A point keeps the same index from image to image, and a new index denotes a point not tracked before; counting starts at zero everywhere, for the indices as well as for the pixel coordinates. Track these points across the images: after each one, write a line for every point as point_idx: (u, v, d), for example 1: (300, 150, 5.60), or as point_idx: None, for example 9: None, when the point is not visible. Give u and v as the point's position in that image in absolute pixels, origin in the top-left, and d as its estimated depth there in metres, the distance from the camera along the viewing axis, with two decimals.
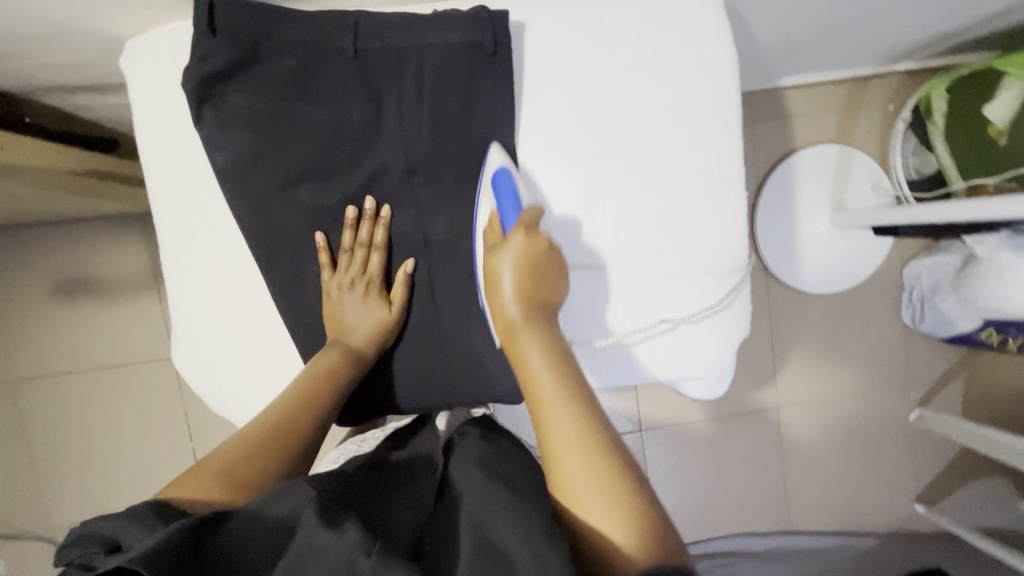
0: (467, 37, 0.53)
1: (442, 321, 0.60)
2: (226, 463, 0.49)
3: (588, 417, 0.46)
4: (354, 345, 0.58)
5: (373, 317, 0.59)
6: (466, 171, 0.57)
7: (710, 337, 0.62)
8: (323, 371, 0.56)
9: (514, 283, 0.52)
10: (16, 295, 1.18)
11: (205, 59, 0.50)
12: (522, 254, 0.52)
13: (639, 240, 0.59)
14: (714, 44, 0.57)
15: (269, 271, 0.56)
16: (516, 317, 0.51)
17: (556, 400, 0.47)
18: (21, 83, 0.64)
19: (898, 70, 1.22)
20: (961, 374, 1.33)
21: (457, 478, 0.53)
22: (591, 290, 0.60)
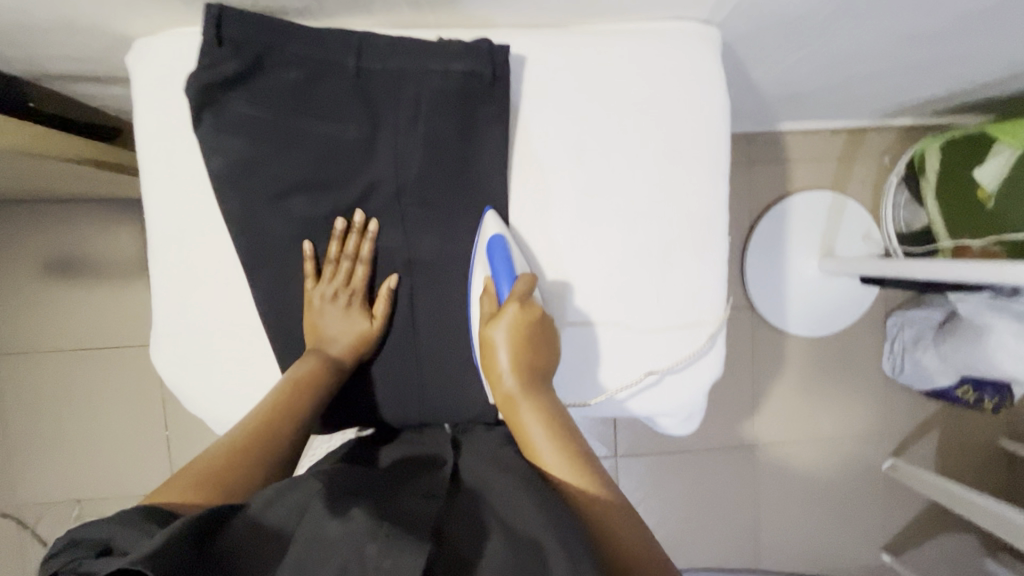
0: (467, 67, 0.54)
1: (420, 337, 0.61)
2: (206, 470, 0.48)
3: (582, 464, 0.50)
4: (333, 351, 0.59)
5: (355, 329, 0.60)
6: (457, 196, 0.58)
7: (698, 384, 0.64)
8: (300, 379, 0.56)
9: (511, 353, 0.54)
10: (5, 269, 1.17)
11: (210, 66, 0.51)
12: (517, 326, 0.55)
13: (622, 275, 0.60)
14: (706, 94, 0.59)
15: (255, 277, 0.57)
16: (514, 388, 0.54)
17: (552, 455, 0.51)
18: (28, 69, 0.65)
19: (895, 124, 1.25)
20: (938, 427, 1.34)
21: (472, 471, 0.52)
22: (582, 349, 0.61)
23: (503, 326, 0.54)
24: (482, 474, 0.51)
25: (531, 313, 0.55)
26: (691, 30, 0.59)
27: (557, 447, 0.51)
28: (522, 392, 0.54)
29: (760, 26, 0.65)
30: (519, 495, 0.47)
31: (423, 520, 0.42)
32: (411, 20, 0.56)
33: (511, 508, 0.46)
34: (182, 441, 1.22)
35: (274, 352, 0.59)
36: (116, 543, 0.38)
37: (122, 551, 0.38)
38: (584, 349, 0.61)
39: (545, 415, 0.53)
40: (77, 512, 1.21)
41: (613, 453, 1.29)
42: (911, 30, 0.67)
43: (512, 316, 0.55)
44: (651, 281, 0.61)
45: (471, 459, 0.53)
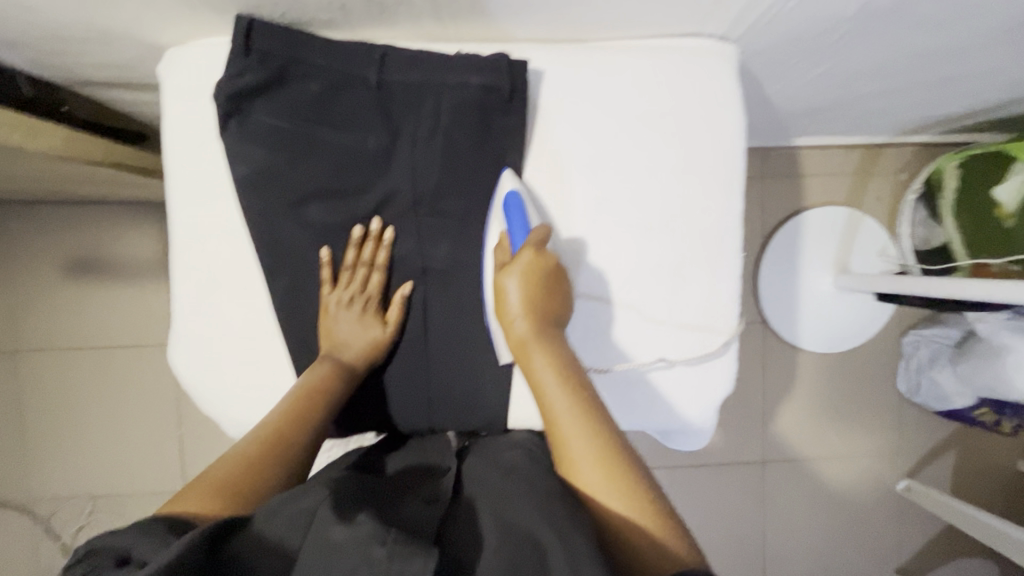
0: (486, 80, 0.55)
1: (432, 344, 0.62)
2: (223, 479, 0.48)
3: (589, 406, 0.52)
4: (345, 357, 0.60)
5: (369, 334, 0.60)
6: (473, 206, 0.59)
7: (718, 371, 0.63)
8: (313, 385, 0.57)
9: (524, 300, 0.55)
10: (30, 268, 1.20)
11: (236, 76, 0.52)
12: (531, 274, 0.55)
13: (634, 286, 0.61)
14: (722, 109, 0.59)
15: (273, 282, 0.58)
16: (525, 332, 0.55)
17: (560, 397, 0.52)
18: (63, 75, 0.67)
19: (913, 141, 1.24)
20: (954, 449, 1.31)
21: (475, 475, 0.53)
22: (604, 316, 0.61)
23: (516, 274, 0.55)
24: (486, 478, 0.51)
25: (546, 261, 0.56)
26: (708, 46, 0.59)
27: (566, 390, 0.52)
28: (533, 336, 0.55)
29: (776, 43, 0.65)
30: (520, 500, 0.47)
31: (427, 531, 0.42)
32: (432, 33, 0.57)
33: (512, 512, 0.45)
34: (194, 441, 1.23)
35: (289, 356, 0.60)
36: (134, 553, 0.39)
37: (140, 560, 0.39)
38: (605, 317, 0.61)
39: (556, 360, 0.54)
40: (90, 508, 1.23)
41: None
42: (930, 47, 0.67)
43: (526, 264, 0.55)
44: (664, 291, 0.61)
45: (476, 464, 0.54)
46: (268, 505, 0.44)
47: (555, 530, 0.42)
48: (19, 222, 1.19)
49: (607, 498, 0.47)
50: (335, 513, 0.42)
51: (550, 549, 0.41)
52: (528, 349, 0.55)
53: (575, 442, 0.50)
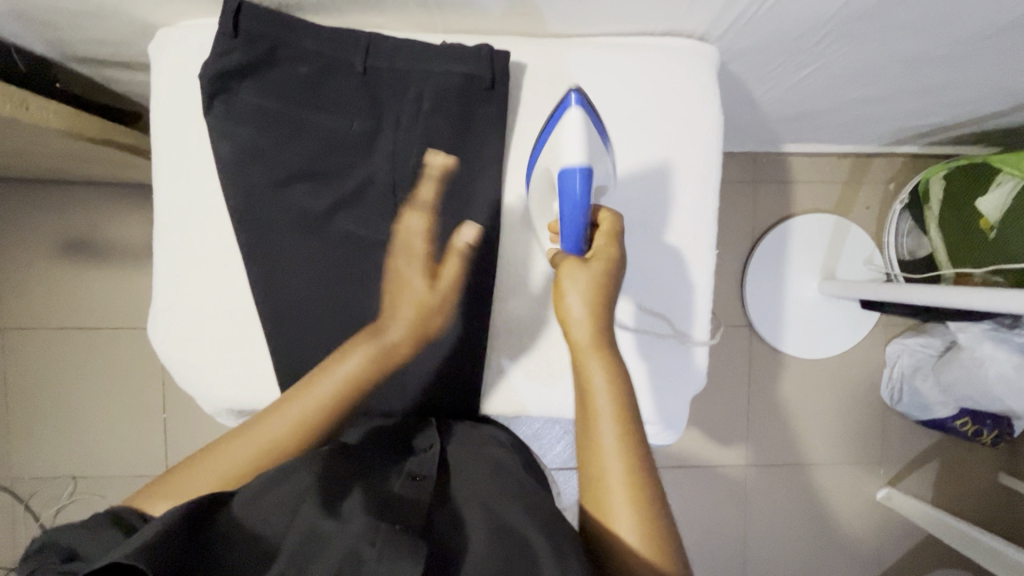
0: (468, 69, 0.56)
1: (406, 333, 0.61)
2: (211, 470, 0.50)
3: (635, 444, 0.49)
4: (388, 341, 0.59)
5: (418, 299, 0.60)
6: (451, 193, 0.59)
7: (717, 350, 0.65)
8: (354, 372, 0.57)
9: (589, 313, 0.52)
10: (24, 247, 1.21)
11: (223, 56, 0.53)
12: (596, 285, 0.52)
13: None
14: (701, 106, 0.60)
15: (250, 262, 0.58)
16: (584, 339, 0.52)
17: (609, 426, 0.49)
18: (57, 52, 0.68)
19: (901, 151, 1.25)
20: (934, 459, 1.32)
21: (460, 469, 0.54)
22: (667, 286, 0.62)
23: (579, 285, 0.52)
24: (472, 471, 0.53)
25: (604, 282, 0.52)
26: (689, 46, 0.60)
27: (617, 419, 0.49)
28: (591, 348, 0.51)
29: (758, 45, 0.66)
30: (509, 501, 0.49)
31: (412, 520, 0.44)
32: (418, 21, 0.58)
33: (503, 508, 0.48)
34: (178, 424, 1.24)
35: (263, 335, 0.60)
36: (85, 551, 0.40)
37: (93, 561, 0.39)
38: (666, 288, 0.62)
39: (612, 378, 0.50)
40: (71, 489, 1.23)
41: None
42: (912, 53, 0.68)
43: (594, 272, 0.52)
44: (639, 281, 0.62)
45: (462, 456, 0.56)
46: (250, 492, 0.45)
47: (542, 526, 0.45)
48: (15, 202, 1.20)
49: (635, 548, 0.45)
50: (323, 509, 0.43)
51: (536, 543, 0.43)
52: (587, 364, 0.51)
53: (613, 475, 0.48)
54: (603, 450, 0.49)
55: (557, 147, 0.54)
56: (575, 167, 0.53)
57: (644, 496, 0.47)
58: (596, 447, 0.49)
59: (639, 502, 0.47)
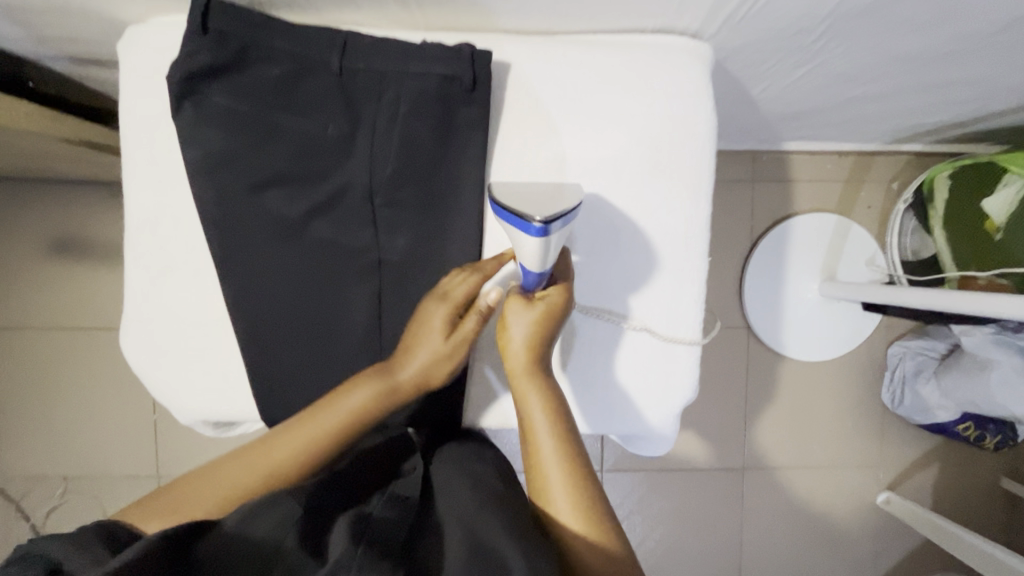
0: (448, 70, 0.53)
1: (384, 342, 0.58)
2: (208, 484, 0.51)
3: (572, 450, 0.51)
4: (398, 384, 0.54)
5: (432, 347, 0.54)
6: (431, 200, 0.56)
7: (682, 362, 0.59)
8: (357, 413, 0.53)
9: (528, 342, 0.53)
10: (11, 248, 1.20)
11: (192, 56, 0.51)
12: (540, 325, 0.53)
13: (595, 281, 0.58)
14: (693, 107, 0.57)
15: (223, 270, 0.56)
16: (520, 364, 0.53)
17: (547, 436, 0.51)
18: (28, 50, 0.66)
19: (905, 149, 1.22)
20: (935, 463, 1.30)
21: (444, 488, 0.54)
22: (629, 276, 0.58)
23: (524, 320, 0.53)
24: (453, 490, 0.54)
25: (552, 323, 0.53)
26: (681, 44, 0.57)
27: (553, 429, 0.52)
28: (523, 371, 0.53)
29: (754, 42, 0.64)
30: (485, 512, 0.49)
31: (394, 537, 0.45)
32: (396, 18, 0.55)
33: (480, 516, 0.49)
34: (169, 425, 1.23)
35: (237, 345, 0.58)
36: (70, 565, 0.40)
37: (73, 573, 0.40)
38: (620, 278, 0.58)
39: (545, 392, 0.53)
40: (63, 489, 1.22)
41: (599, 466, 1.28)
42: (914, 49, 0.65)
43: (538, 312, 0.53)
44: (619, 288, 0.58)
45: (445, 475, 0.56)
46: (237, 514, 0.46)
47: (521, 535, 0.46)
48: (3, 202, 1.19)
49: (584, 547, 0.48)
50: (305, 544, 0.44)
51: (508, 548, 0.43)
52: (525, 392, 0.53)
53: (555, 478, 0.50)
54: (545, 467, 0.51)
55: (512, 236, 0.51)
56: (533, 272, 0.52)
57: (587, 494, 0.50)
58: (536, 458, 0.51)
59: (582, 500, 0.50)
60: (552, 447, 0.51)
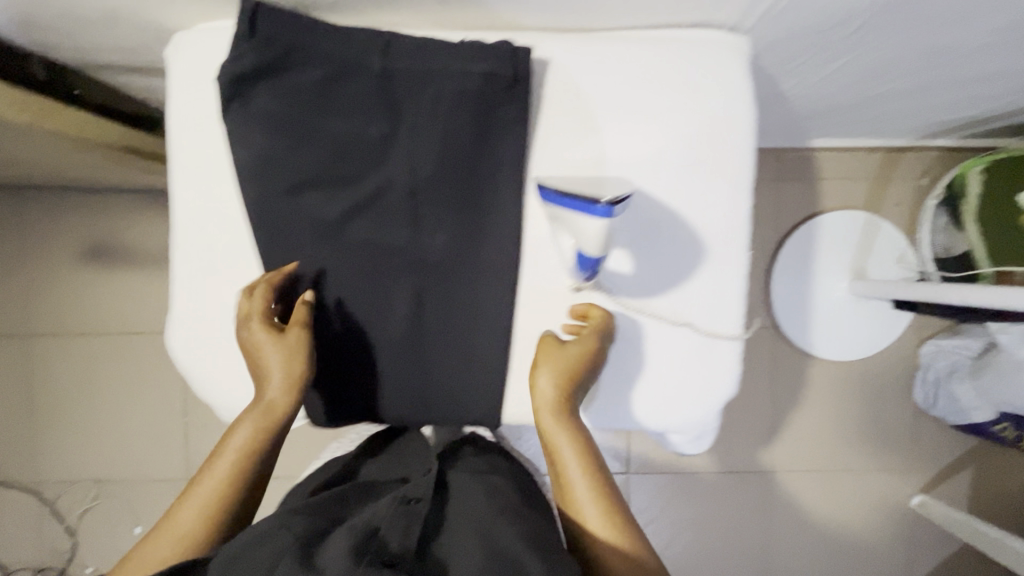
0: (489, 68, 0.54)
1: (425, 337, 0.59)
2: (144, 543, 0.51)
3: (605, 491, 0.52)
4: (272, 403, 0.56)
5: (279, 351, 0.55)
6: (470, 197, 0.57)
7: (724, 360, 0.59)
8: (244, 445, 0.55)
9: (555, 387, 0.55)
10: (46, 255, 1.23)
11: (239, 58, 0.52)
12: (570, 366, 0.55)
13: (641, 274, 0.58)
14: (732, 101, 0.56)
15: (268, 268, 0.57)
16: (546, 409, 0.55)
17: (579, 476, 0.53)
18: (74, 58, 0.67)
19: (935, 144, 1.20)
20: (971, 466, 1.26)
21: (458, 496, 0.57)
22: (672, 270, 0.58)
23: (548, 368, 0.56)
24: (467, 497, 0.57)
25: (575, 368, 0.55)
26: (718, 38, 0.57)
27: (584, 469, 0.53)
28: (551, 414, 0.55)
29: (789, 36, 0.63)
30: (497, 521, 0.53)
31: (405, 544, 0.47)
32: (436, 19, 0.56)
33: (493, 528, 0.51)
34: (198, 428, 1.25)
35: None
36: None
37: None
38: (665, 273, 0.58)
39: (575, 435, 0.54)
40: (95, 492, 1.24)
41: (625, 468, 1.27)
42: (952, 42, 0.64)
43: (563, 359, 0.55)
44: (659, 285, 0.58)
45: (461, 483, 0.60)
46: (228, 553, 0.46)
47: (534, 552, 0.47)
48: (40, 209, 1.22)
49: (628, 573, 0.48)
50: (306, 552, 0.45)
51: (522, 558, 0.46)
52: (552, 432, 0.55)
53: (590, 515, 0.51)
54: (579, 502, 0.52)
55: (574, 223, 0.52)
56: (592, 257, 0.53)
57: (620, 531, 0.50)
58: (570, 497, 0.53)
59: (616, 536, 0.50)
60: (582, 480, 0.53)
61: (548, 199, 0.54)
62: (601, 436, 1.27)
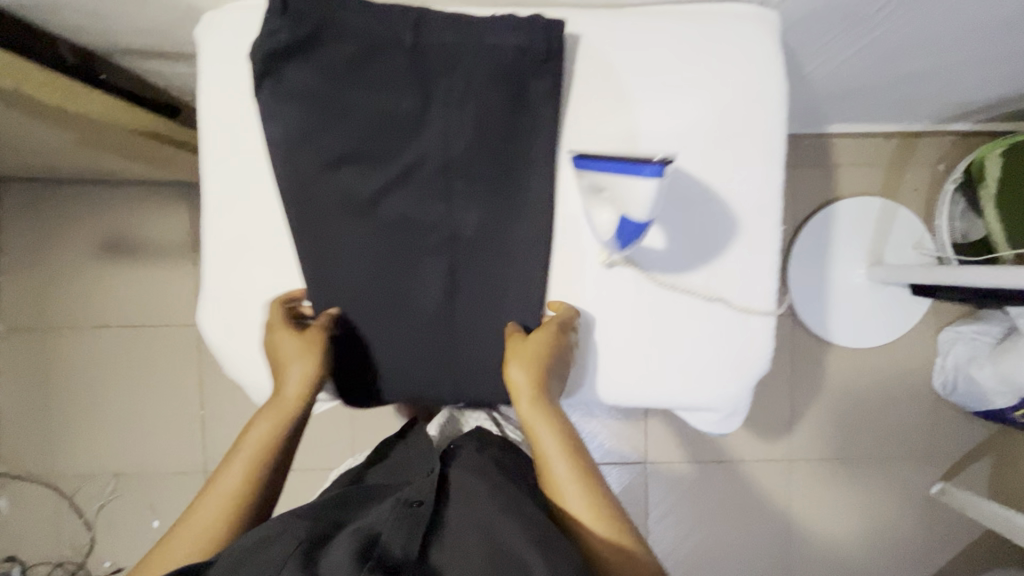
0: (523, 41, 0.53)
1: (458, 312, 0.60)
2: (161, 544, 0.51)
3: (588, 475, 0.54)
4: (287, 398, 0.57)
5: (296, 350, 0.57)
6: (503, 173, 0.57)
7: (757, 334, 0.59)
8: (263, 439, 0.56)
9: (530, 379, 0.56)
10: (63, 249, 1.23)
11: (272, 34, 0.51)
12: (538, 357, 0.56)
13: (677, 246, 0.58)
14: (765, 72, 0.56)
15: (302, 245, 0.57)
16: (525, 401, 0.56)
17: (560, 463, 0.55)
18: (101, 42, 0.67)
19: (952, 130, 1.19)
20: (990, 454, 1.25)
21: (460, 493, 0.57)
22: (705, 243, 0.57)
23: (519, 361, 0.56)
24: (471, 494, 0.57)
25: (549, 359, 0.56)
26: (751, 10, 0.57)
27: (566, 456, 0.55)
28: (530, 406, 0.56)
29: (818, 12, 0.63)
30: (501, 516, 0.53)
31: (408, 552, 0.47)
32: None
33: (498, 526, 0.51)
34: (215, 421, 1.25)
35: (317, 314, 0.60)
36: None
37: None
38: (701, 246, 0.57)
39: (553, 424, 0.56)
40: (113, 486, 1.25)
41: (642, 458, 1.27)
42: (980, 18, 0.64)
43: (532, 351, 0.56)
44: (693, 259, 0.58)
45: (463, 478, 0.60)
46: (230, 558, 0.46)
47: (542, 549, 0.47)
48: (57, 202, 1.22)
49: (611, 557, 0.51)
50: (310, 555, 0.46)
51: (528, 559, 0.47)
52: (531, 420, 0.56)
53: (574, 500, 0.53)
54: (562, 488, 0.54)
55: (624, 189, 0.50)
56: (636, 221, 0.51)
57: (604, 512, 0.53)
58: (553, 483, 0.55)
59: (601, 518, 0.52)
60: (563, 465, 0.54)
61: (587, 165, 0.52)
62: (619, 425, 1.26)
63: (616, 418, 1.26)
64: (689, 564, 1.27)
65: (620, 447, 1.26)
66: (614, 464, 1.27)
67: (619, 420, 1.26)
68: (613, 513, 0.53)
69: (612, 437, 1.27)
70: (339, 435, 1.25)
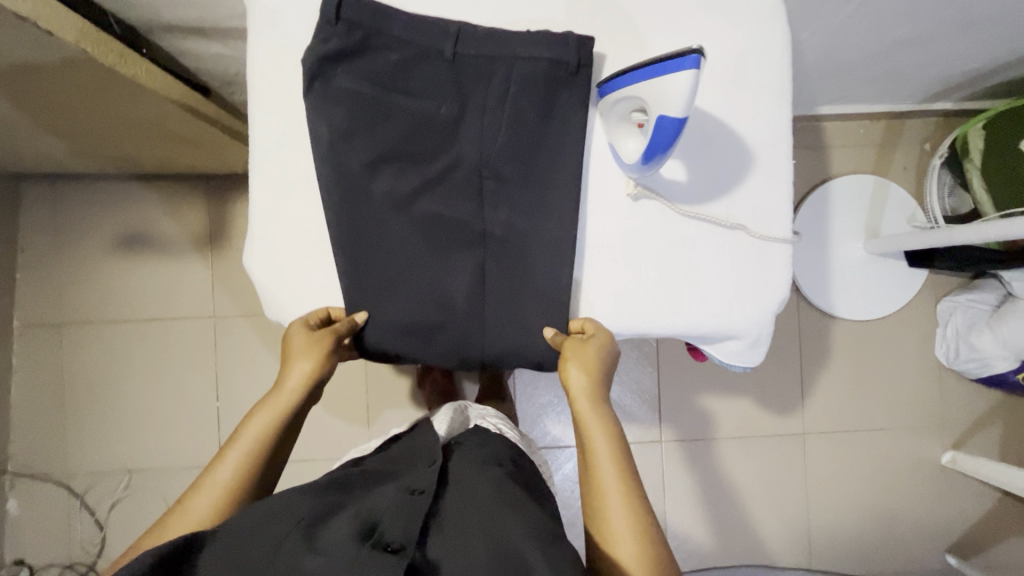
0: (556, 54, 0.58)
1: (487, 296, 0.62)
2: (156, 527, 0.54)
3: (630, 482, 0.55)
4: (288, 391, 0.61)
5: (306, 349, 0.60)
6: (533, 170, 0.61)
7: (778, 261, 0.63)
8: (262, 434, 0.59)
9: (586, 381, 0.59)
10: (81, 245, 1.25)
11: (325, 42, 0.57)
12: (593, 362, 0.59)
13: (701, 181, 0.62)
14: (769, 23, 0.61)
15: (341, 234, 0.60)
16: (582, 402, 0.59)
17: (608, 466, 0.56)
18: (146, 19, 0.72)
19: (935, 110, 1.26)
20: (998, 421, 1.28)
21: (461, 476, 0.63)
22: (727, 179, 0.62)
23: (576, 362, 0.59)
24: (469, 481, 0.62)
25: (600, 363, 0.59)
26: None
27: (615, 461, 0.56)
28: (587, 406, 0.58)
29: None
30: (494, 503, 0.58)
31: (408, 535, 0.51)
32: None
33: (493, 513, 0.56)
34: (232, 413, 1.24)
35: (351, 298, 0.62)
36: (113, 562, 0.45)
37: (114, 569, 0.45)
38: (723, 182, 0.62)
39: (606, 427, 0.58)
40: (126, 483, 1.23)
41: (658, 436, 1.28)
42: None
43: (589, 355, 0.59)
44: (713, 192, 0.62)
45: (461, 467, 0.65)
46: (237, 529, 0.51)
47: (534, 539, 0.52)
48: (76, 198, 1.25)
49: (639, 566, 0.51)
50: (310, 531, 0.51)
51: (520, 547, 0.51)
52: (587, 418, 0.58)
53: (614, 506, 0.54)
54: (603, 487, 0.55)
55: (660, 90, 0.51)
56: (675, 122, 0.51)
57: (639, 525, 0.53)
58: (597, 485, 0.55)
59: (635, 532, 0.52)
60: (609, 466, 0.55)
61: (620, 86, 0.54)
62: (634, 404, 1.28)
63: (630, 397, 1.28)
64: (712, 542, 1.27)
65: (636, 426, 1.28)
66: (629, 444, 1.28)
67: (633, 398, 1.28)
68: (647, 525, 0.53)
69: (627, 416, 1.28)
70: (355, 423, 1.25)
